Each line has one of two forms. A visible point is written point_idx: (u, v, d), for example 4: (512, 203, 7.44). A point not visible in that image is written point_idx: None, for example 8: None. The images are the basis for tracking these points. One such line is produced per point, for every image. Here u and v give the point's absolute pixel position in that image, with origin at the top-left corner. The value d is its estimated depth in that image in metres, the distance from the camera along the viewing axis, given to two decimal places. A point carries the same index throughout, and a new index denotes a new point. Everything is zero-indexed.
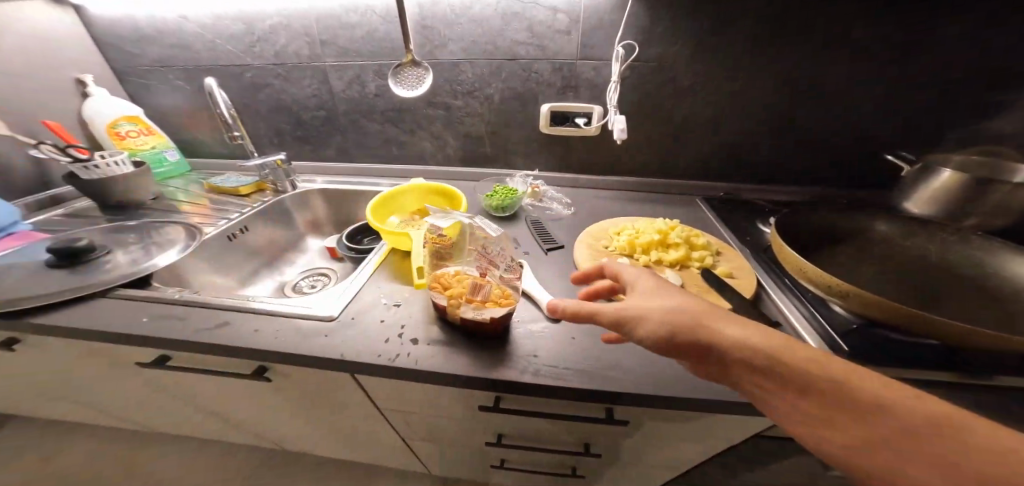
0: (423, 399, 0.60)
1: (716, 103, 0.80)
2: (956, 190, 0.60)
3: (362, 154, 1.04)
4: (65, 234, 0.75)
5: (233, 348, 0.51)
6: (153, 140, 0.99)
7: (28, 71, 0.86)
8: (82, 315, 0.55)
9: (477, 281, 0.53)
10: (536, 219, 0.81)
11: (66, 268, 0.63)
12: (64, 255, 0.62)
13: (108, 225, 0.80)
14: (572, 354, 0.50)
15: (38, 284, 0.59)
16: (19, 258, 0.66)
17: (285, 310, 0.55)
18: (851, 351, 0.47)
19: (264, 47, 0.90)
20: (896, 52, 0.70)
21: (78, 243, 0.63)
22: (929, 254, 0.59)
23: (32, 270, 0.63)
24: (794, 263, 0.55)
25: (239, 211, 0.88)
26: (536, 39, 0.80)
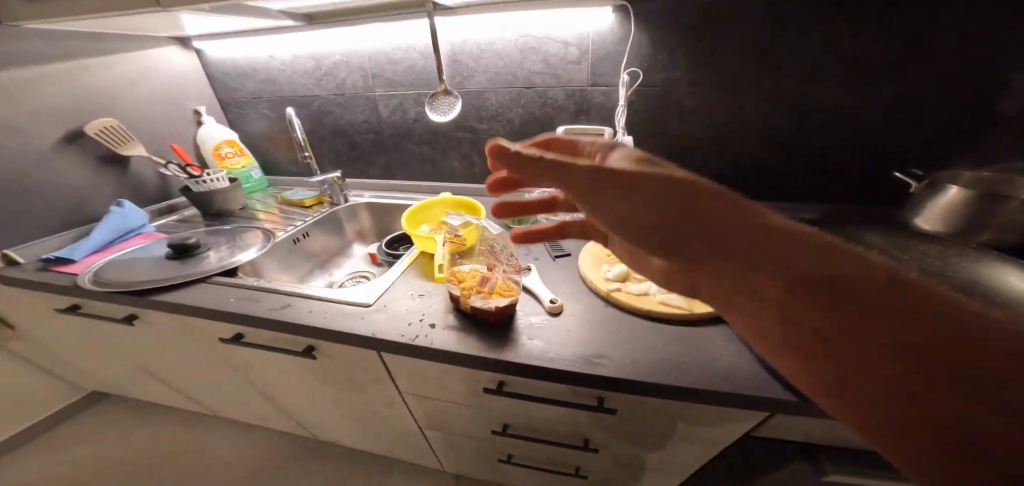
0: (435, 381, 0.67)
1: (724, 120, 0.85)
2: (964, 203, 0.60)
3: (403, 173, 1.19)
4: (179, 235, 0.96)
5: (291, 323, 0.64)
6: (244, 160, 1.21)
7: (162, 108, 1.12)
8: (191, 292, 0.73)
9: (486, 275, 0.61)
10: (548, 231, 0.89)
11: (179, 261, 0.82)
12: (178, 250, 0.82)
13: (208, 230, 1.01)
14: (564, 344, 0.57)
15: (163, 271, 0.78)
16: (148, 252, 0.86)
17: (334, 297, 0.68)
18: None
19: (328, 81, 1.09)
20: (908, 65, 0.70)
21: (189, 241, 0.82)
22: None
23: (157, 262, 0.82)
24: None
25: (303, 219, 1.06)
26: (551, 69, 0.91)
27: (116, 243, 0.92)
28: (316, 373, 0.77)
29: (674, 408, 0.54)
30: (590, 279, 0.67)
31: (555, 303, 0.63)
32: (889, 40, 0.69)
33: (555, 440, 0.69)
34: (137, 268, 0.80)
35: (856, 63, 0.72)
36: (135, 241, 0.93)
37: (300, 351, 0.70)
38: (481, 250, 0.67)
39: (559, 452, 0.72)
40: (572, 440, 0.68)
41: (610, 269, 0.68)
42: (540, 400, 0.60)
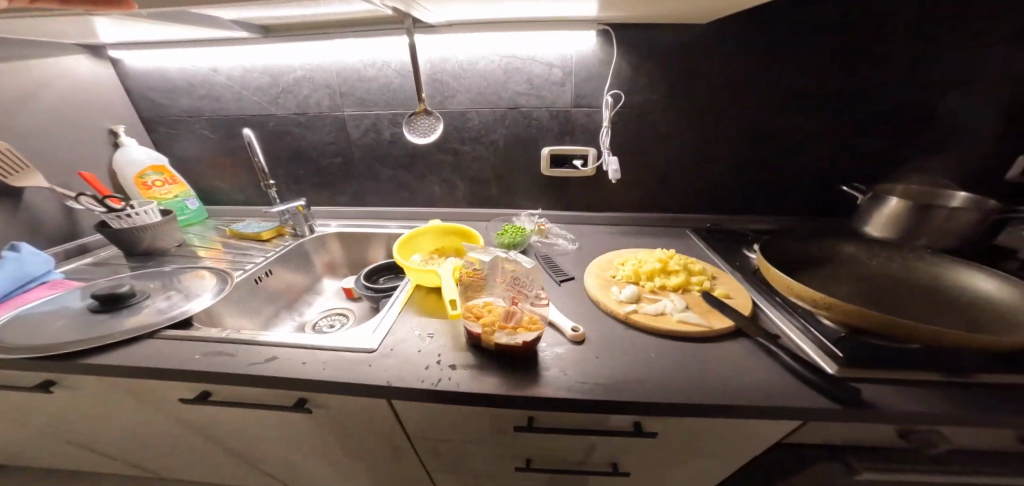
0: (454, 427, 0.62)
1: (701, 141, 0.91)
2: (910, 213, 0.71)
3: (376, 198, 1.12)
4: (98, 282, 0.77)
5: (282, 380, 0.55)
6: (177, 189, 1.04)
7: (66, 125, 0.90)
8: (137, 350, 0.59)
9: (510, 309, 0.58)
10: (543, 253, 0.89)
11: (111, 313, 0.66)
12: (101, 300, 0.65)
13: (138, 273, 0.83)
14: (601, 370, 0.55)
15: (81, 329, 0.62)
16: (58, 304, 0.68)
17: (328, 344, 0.59)
18: (846, 353, 0.50)
19: (288, 98, 0.98)
20: (847, 94, 0.83)
21: (124, 289, 0.67)
22: (898, 271, 0.68)
23: (76, 316, 0.65)
24: (783, 281, 0.60)
25: (263, 255, 0.94)
26: (535, 90, 0.91)
27: (18, 296, 0.71)
28: (307, 431, 0.67)
29: (711, 425, 0.54)
30: (603, 302, 0.66)
31: (576, 331, 0.61)
32: (831, 74, 0.82)
33: (584, 469, 0.67)
34: (44, 326, 0.63)
35: (808, 91, 0.84)
36: (46, 291, 0.73)
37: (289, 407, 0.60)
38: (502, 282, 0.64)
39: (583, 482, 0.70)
40: (598, 465, 0.67)
41: (620, 291, 0.68)
42: (571, 430, 0.57)
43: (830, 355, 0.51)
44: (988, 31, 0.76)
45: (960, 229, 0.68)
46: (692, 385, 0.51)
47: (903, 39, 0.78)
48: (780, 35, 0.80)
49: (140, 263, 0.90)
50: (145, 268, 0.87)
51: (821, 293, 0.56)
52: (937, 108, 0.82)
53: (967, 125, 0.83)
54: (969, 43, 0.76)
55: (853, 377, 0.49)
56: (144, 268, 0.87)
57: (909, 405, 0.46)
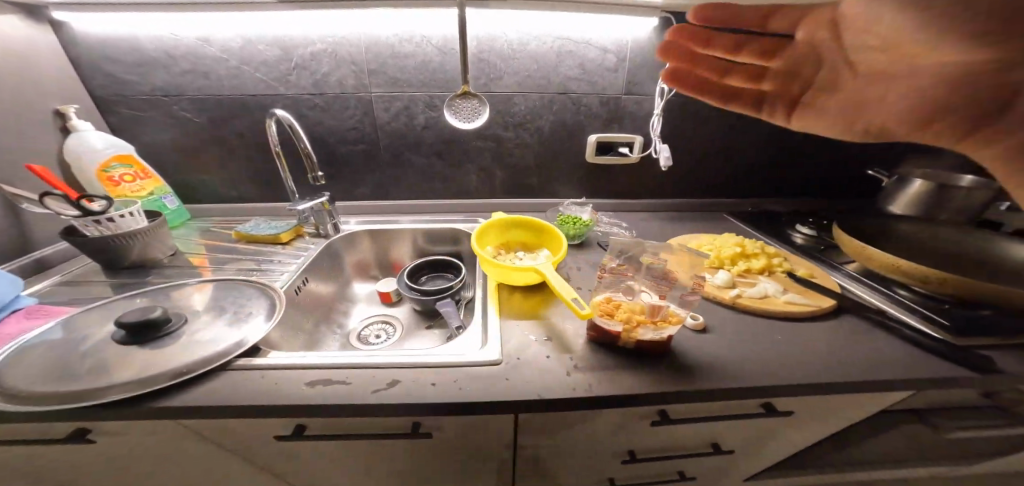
0: (585, 428, 0.60)
1: (745, 131, 0.95)
2: (937, 197, 0.81)
3: (402, 190, 1.01)
4: (95, 303, 0.63)
5: (417, 406, 0.50)
6: (151, 185, 0.83)
7: (1, 105, 0.67)
8: (226, 385, 0.50)
9: (656, 302, 0.56)
10: (604, 242, 0.88)
11: (144, 344, 0.54)
12: (133, 328, 0.54)
13: (140, 291, 0.67)
14: (740, 352, 0.56)
15: (119, 365, 0.50)
16: (67, 334, 0.55)
17: (449, 360, 0.56)
18: (951, 322, 0.58)
19: (302, 75, 0.81)
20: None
21: (156, 314, 0.55)
22: (935, 247, 0.78)
23: (94, 352, 0.52)
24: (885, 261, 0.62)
25: (296, 262, 0.82)
26: (586, 76, 0.87)
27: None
28: (413, 450, 0.61)
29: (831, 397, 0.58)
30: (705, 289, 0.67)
31: (696, 320, 0.61)
32: None
33: (683, 451, 0.69)
34: (61, 364, 0.50)
35: None
36: (23, 323, 0.57)
37: (407, 433, 0.58)
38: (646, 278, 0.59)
39: (682, 463, 0.72)
40: (702, 448, 0.68)
41: (715, 277, 0.70)
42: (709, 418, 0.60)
43: (940, 326, 0.58)
44: None
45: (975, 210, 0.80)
46: (840, 364, 0.54)
47: None
48: None
49: (130, 281, 0.72)
50: (140, 288, 0.70)
51: (932, 271, 0.58)
52: None
53: None
54: None
55: (978, 344, 0.55)
56: (137, 289, 0.70)
57: (1015, 368, 0.52)
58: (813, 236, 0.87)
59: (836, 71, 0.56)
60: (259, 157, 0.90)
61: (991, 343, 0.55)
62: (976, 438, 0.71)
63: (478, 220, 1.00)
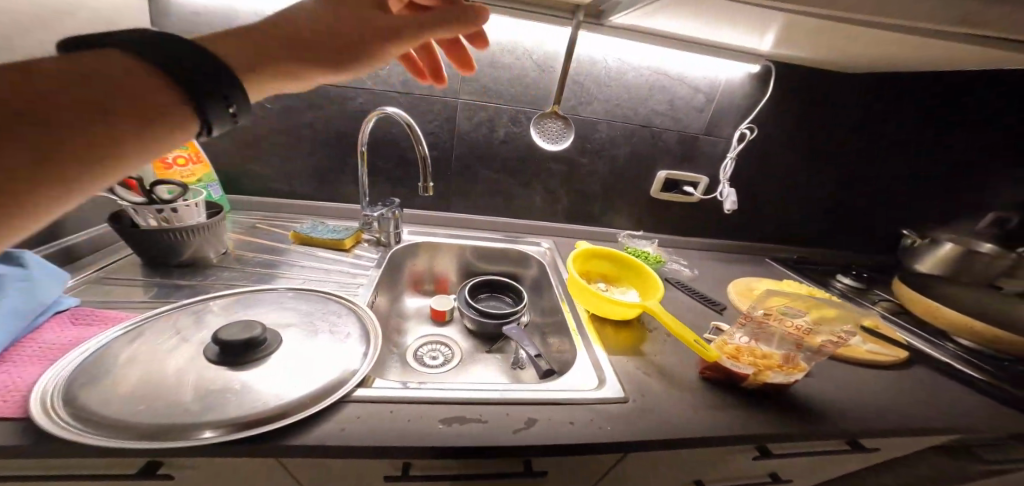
0: (698, 469, 0.58)
1: (795, 180, 1.02)
2: (969, 255, 0.90)
3: (464, 204, 0.97)
4: (157, 313, 0.55)
5: (559, 447, 0.47)
6: (202, 172, 0.72)
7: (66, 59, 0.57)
8: (361, 422, 0.46)
9: (787, 350, 0.56)
10: (674, 278, 0.90)
11: (242, 368, 0.48)
12: (231, 349, 0.48)
13: (203, 299, 0.59)
14: (854, 395, 0.58)
15: (223, 393, 0.45)
16: (141, 352, 0.47)
17: (575, 397, 0.54)
18: (1014, 377, 0.63)
19: (394, 72, 0.77)
20: (898, 144, 1.01)
21: (260, 334, 0.50)
22: (973, 301, 0.85)
23: (188, 374, 0.46)
24: (951, 319, 0.70)
25: (365, 275, 0.76)
26: (672, 112, 0.90)
27: (24, 337, 0.47)
28: None
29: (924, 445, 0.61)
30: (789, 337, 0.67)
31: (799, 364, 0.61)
32: (903, 134, 0.99)
33: (746, 479, 0.63)
34: (149, 389, 0.43)
35: (883, 147, 1.01)
36: (73, 331, 0.49)
37: (519, 472, 0.54)
38: (781, 329, 0.57)
39: None
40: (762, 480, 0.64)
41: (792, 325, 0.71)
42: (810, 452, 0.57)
43: (1004, 377, 0.63)
44: (1004, 122, 0.98)
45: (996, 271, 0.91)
46: (942, 411, 0.56)
47: (933, 126, 0.99)
48: (882, 98, 0.94)
49: (175, 282, 0.63)
50: (200, 295, 0.60)
51: (993, 329, 0.66)
52: (962, 169, 1.05)
53: (973, 187, 1.08)
54: (987, 129, 0.99)
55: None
56: (197, 295, 0.60)
57: None
58: (854, 285, 0.94)
59: None
60: (325, 151, 0.83)
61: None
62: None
63: (539, 243, 0.98)
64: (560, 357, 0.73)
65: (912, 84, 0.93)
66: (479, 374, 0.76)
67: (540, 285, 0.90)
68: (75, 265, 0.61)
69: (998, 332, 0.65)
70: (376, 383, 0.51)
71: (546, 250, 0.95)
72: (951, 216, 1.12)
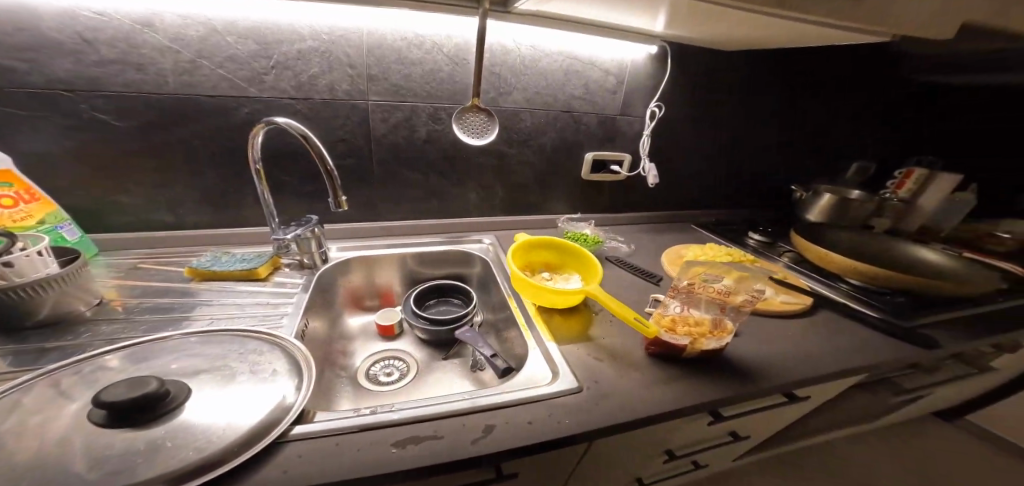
0: (657, 439, 0.61)
1: (704, 152, 1.11)
2: (843, 204, 1.05)
3: (395, 210, 0.91)
4: (20, 383, 0.44)
5: (518, 451, 0.47)
6: (42, 211, 0.58)
7: None
8: (304, 463, 0.41)
9: (716, 315, 0.61)
10: (614, 256, 0.93)
11: (149, 427, 0.40)
12: (127, 410, 0.39)
13: (91, 355, 0.49)
14: (773, 348, 0.64)
15: (130, 455, 0.37)
16: (5, 425, 0.38)
17: (531, 395, 0.53)
18: (891, 305, 0.74)
19: (283, 76, 0.69)
20: (784, 110, 1.13)
21: (159, 385, 0.41)
22: (851, 244, 1.00)
23: (76, 443, 0.37)
24: (841, 262, 0.81)
25: (289, 302, 0.67)
26: (588, 95, 0.93)
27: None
28: None
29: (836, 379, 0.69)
30: None
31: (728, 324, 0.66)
32: (785, 102, 1.11)
33: (711, 442, 0.70)
34: (21, 466, 0.35)
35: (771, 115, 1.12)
36: None
37: (491, 478, 0.52)
38: (707, 297, 0.62)
39: (702, 454, 0.74)
40: (719, 438, 0.70)
41: None
42: (755, 410, 0.62)
43: (882, 307, 0.74)
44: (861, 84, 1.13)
45: (865, 213, 1.08)
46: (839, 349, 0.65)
47: (808, 91, 1.11)
48: (765, 71, 1.04)
49: (35, 346, 0.50)
50: (76, 355, 0.49)
51: (872, 267, 0.77)
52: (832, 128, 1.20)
53: (845, 143, 1.24)
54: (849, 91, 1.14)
55: (909, 322, 0.70)
56: (70, 356, 0.49)
57: (946, 335, 0.69)
58: (764, 240, 1.05)
59: None
60: (217, 170, 0.72)
61: (925, 322, 0.71)
62: (909, 398, 0.89)
63: (480, 239, 0.96)
64: (514, 351, 0.72)
65: (785, 56, 1.04)
66: (436, 386, 0.72)
67: (486, 282, 0.88)
68: None
69: (876, 269, 0.77)
70: (316, 417, 0.46)
71: (488, 246, 0.93)
72: (831, 170, 1.29)
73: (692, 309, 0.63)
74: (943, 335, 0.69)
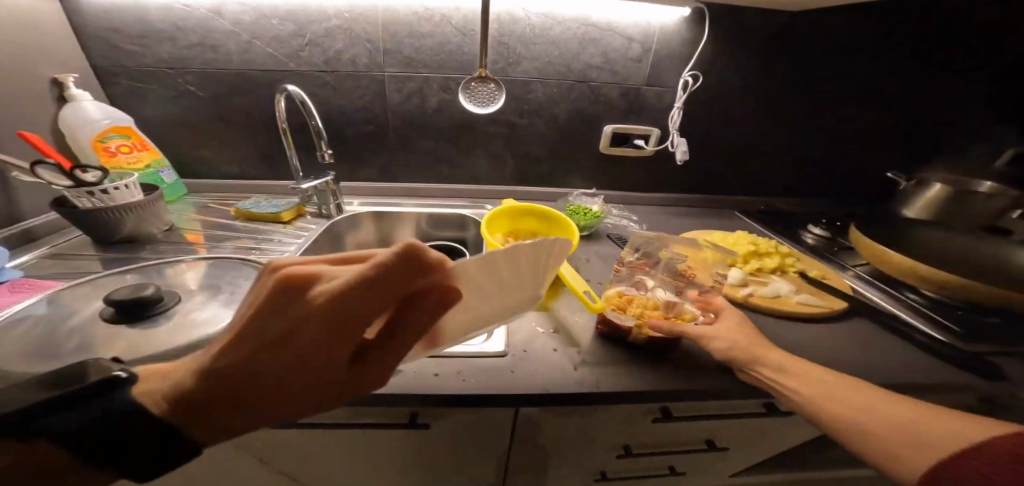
0: (597, 427, 0.57)
1: (757, 129, 0.94)
2: (948, 198, 0.80)
3: (410, 174, 0.98)
4: (83, 280, 0.60)
5: (418, 396, 0.48)
6: (149, 158, 0.79)
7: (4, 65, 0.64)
8: None
9: (670, 299, 0.56)
10: (615, 234, 0.87)
11: (137, 324, 0.52)
12: (127, 307, 0.51)
13: (138, 267, 0.65)
14: None
15: (110, 344, 0.49)
16: (59, 311, 0.54)
17: (453, 351, 0.54)
18: (961, 326, 0.58)
19: (314, 52, 0.80)
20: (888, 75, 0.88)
21: (148, 291, 0.52)
22: (958, 251, 0.76)
23: (87, 327, 0.51)
24: (901, 262, 0.62)
25: (296, 242, 0.79)
26: (610, 64, 0.86)
27: None
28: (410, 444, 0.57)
29: None
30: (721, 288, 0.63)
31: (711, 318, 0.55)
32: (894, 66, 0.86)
33: (677, 446, 0.63)
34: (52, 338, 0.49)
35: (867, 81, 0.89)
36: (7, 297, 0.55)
37: (403, 424, 0.53)
38: (661, 279, 0.60)
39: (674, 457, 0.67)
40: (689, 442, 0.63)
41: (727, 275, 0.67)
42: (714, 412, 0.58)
43: (951, 328, 0.58)
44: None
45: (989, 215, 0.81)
46: (855, 367, 0.52)
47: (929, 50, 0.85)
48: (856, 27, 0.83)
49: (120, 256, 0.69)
50: (133, 264, 0.66)
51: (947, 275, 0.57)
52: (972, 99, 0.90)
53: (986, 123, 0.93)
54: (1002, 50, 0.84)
55: (984, 350, 0.54)
56: (129, 265, 0.66)
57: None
58: (825, 236, 0.85)
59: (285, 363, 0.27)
60: (264, 134, 0.88)
61: (1000, 351, 0.54)
62: None
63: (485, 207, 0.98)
64: None
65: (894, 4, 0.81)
66: None
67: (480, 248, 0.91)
68: (33, 246, 0.69)
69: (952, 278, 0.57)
70: None
71: None
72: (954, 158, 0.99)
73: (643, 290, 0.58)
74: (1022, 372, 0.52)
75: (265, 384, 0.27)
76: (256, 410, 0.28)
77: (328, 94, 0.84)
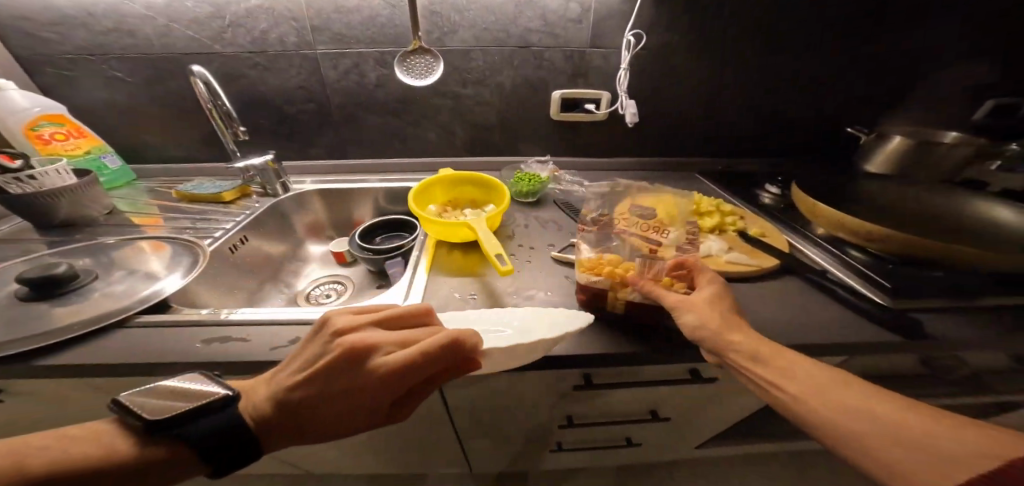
0: (513, 393, 0.56)
1: (712, 88, 0.90)
2: (908, 152, 0.75)
3: (360, 150, 0.97)
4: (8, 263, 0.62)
5: None
6: (88, 144, 0.80)
7: None
8: (126, 342, 0.49)
9: (649, 257, 0.51)
10: (563, 200, 0.84)
11: (51, 300, 0.53)
12: (40, 285, 0.53)
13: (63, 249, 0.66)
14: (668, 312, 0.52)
15: (17, 320, 0.50)
16: None
17: None
18: (890, 284, 0.54)
19: (238, 33, 0.78)
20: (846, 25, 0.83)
21: (60, 269, 0.54)
22: (915, 207, 0.71)
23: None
24: (833, 216, 0.63)
25: (235, 220, 0.79)
26: (549, 28, 0.82)
27: None
28: None
29: None
30: None
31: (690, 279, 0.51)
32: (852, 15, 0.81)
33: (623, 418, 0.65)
34: None
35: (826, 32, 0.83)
36: None
37: None
38: (640, 231, 0.55)
39: (627, 429, 0.70)
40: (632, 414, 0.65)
41: None
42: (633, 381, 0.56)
43: (879, 285, 0.55)
44: None
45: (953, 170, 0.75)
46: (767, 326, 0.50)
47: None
48: None
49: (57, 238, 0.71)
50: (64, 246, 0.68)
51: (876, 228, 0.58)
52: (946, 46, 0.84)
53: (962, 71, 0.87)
54: None
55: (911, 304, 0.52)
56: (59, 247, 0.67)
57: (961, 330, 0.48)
58: (780, 195, 0.81)
59: (341, 404, 0.38)
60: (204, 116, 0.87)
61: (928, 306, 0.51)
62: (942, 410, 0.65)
63: None
64: None
65: None
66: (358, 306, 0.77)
67: None
68: None
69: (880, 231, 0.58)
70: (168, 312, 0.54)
71: None
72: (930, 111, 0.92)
73: (612, 244, 0.55)
74: (948, 328, 0.50)
75: (329, 413, 0.38)
76: (315, 431, 0.39)
77: (261, 74, 0.83)
